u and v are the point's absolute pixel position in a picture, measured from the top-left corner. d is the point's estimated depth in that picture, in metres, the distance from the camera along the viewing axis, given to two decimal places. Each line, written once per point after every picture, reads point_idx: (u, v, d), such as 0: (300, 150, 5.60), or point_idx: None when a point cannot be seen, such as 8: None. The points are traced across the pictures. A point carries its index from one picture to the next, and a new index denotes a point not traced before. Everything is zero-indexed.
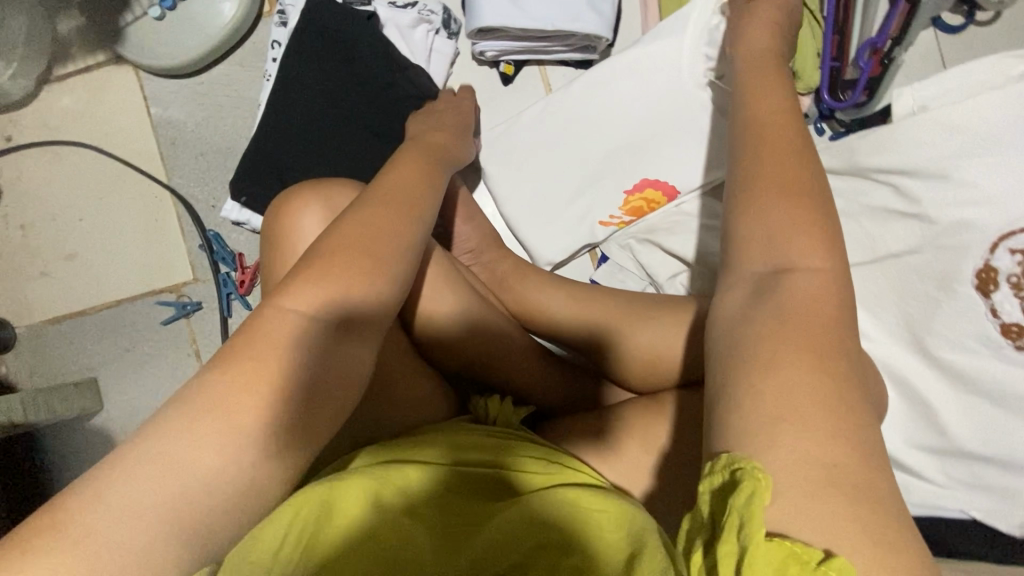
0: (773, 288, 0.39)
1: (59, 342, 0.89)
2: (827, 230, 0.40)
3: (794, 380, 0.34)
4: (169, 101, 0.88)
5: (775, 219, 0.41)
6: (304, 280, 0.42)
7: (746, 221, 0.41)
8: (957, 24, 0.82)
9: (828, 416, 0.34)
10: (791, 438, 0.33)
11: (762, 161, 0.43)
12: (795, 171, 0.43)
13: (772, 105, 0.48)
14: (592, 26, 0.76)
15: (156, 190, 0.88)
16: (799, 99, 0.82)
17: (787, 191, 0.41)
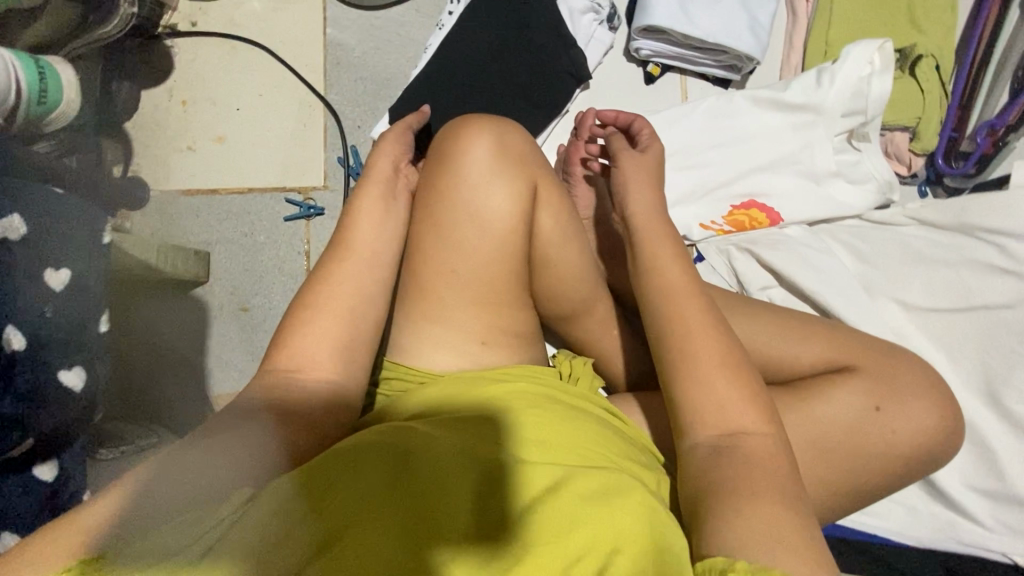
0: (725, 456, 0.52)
1: (187, 213, 0.97)
2: (754, 399, 0.54)
3: (755, 525, 0.46)
4: (345, 26, 0.97)
5: (708, 417, 0.54)
6: (318, 324, 0.58)
7: (693, 421, 0.54)
8: None
9: (783, 530, 0.46)
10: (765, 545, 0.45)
11: (689, 346, 0.56)
12: (711, 352, 0.56)
13: (678, 274, 0.60)
14: (746, 47, 0.84)
15: (311, 100, 0.96)
16: (913, 159, 0.87)
17: (707, 381, 0.55)
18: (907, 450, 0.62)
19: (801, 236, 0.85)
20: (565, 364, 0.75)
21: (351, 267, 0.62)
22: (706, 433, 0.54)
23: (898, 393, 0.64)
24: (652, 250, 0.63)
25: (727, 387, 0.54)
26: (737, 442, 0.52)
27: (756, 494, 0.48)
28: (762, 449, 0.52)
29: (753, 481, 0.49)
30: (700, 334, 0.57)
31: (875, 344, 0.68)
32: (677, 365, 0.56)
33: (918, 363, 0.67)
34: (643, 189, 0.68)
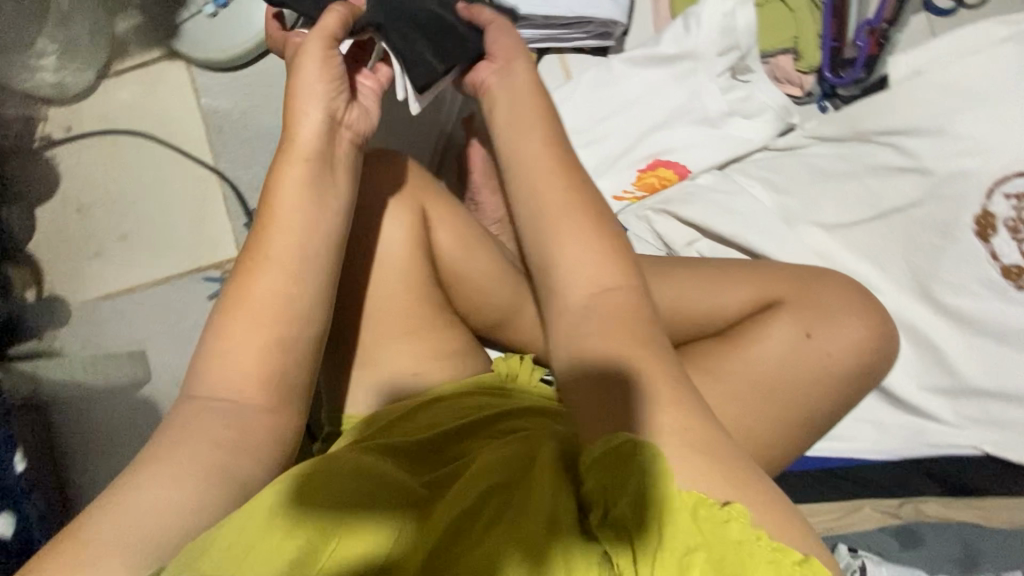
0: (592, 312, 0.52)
1: (111, 316, 0.95)
2: (620, 255, 0.55)
3: (653, 389, 0.46)
4: (217, 93, 0.95)
5: (570, 263, 0.55)
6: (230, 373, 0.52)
7: (566, 275, 0.55)
8: (948, 7, 0.89)
9: (677, 397, 0.46)
10: (666, 420, 0.45)
11: (536, 207, 0.58)
12: (578, 224, 0.56)
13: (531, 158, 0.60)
14: (608, 13, 0.84)
15: (204, 174, 0.95)
16: (803, 79, 0.87)
17: (577, 235, 0.55)
18: (842, 367, 0.63)
19: (715, 182, 0.82)
20: (500, 364, 0.72)
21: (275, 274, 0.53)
22: (581, 292, 0.53)
23: (825, 316, 0.62)
24: (543, 193, 0.58)
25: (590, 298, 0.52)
26: (601, 301, 0.52)
27: (666, 405, 0.46)
28: (620, 303, 0.52)
29: (664, 385, 0.47)
30: (573, 203, 0.57)
31: (796, 271, 0.67)
32: (544, 229, 0.57)
33: (841, 280, 0.66)
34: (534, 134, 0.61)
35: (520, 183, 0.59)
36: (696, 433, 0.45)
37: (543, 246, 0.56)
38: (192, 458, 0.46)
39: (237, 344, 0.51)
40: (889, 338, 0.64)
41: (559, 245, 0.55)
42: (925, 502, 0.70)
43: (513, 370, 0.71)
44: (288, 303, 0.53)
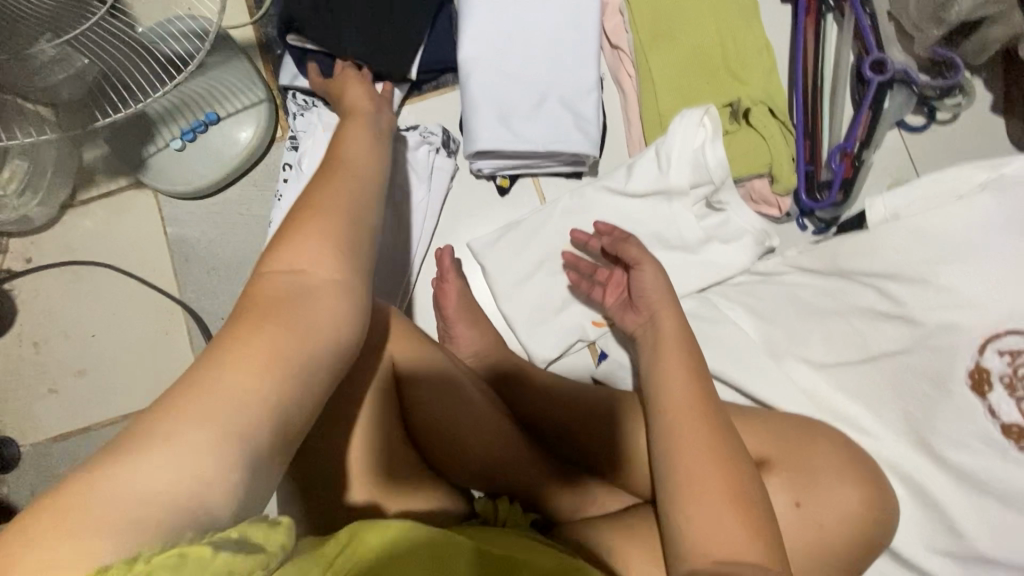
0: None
1: (63, 458, 0.89)
2: (736, 496, 0.56)
3: None
4: (184, 220, 0.92)
5: (719, 525, 0.55)
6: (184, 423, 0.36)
7: (690, 521, 0.55)
8: (919, 124, 0.89)
9: None
10: None
11: (677, 452, 0.58)
12: (719, 468, 0.57)
13: (684, 388, 0.61)
14: (580, 145, 0.81)
15: (168, 304, 0.91)
16: (781, 201, 0.85)
17: (720, 492, 0.56)
18: (837, 539, 0.59)
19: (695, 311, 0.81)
20: (501, 510, 0.66)
21: (254, 347, 0.40)
22: (701, 561, 0.54)
23: (813, 483, 0.60)
24: (683, 418, 0.60)
25: (737, 523, 0.54)
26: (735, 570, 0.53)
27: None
28: None
29: None
30: (706, 433, 0.58)
31: (784, 431, 0.64)
32: (686, 464, 0.57)
33: (826, 441, 0.63)
34: (686, 374, 0.63)
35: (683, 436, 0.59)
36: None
37: (676, 494, 0.57)
38: (173, 472, 0.34)
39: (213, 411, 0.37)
40: (882, 504, 0.62)
41: (716, 476, 0.56)
42: None
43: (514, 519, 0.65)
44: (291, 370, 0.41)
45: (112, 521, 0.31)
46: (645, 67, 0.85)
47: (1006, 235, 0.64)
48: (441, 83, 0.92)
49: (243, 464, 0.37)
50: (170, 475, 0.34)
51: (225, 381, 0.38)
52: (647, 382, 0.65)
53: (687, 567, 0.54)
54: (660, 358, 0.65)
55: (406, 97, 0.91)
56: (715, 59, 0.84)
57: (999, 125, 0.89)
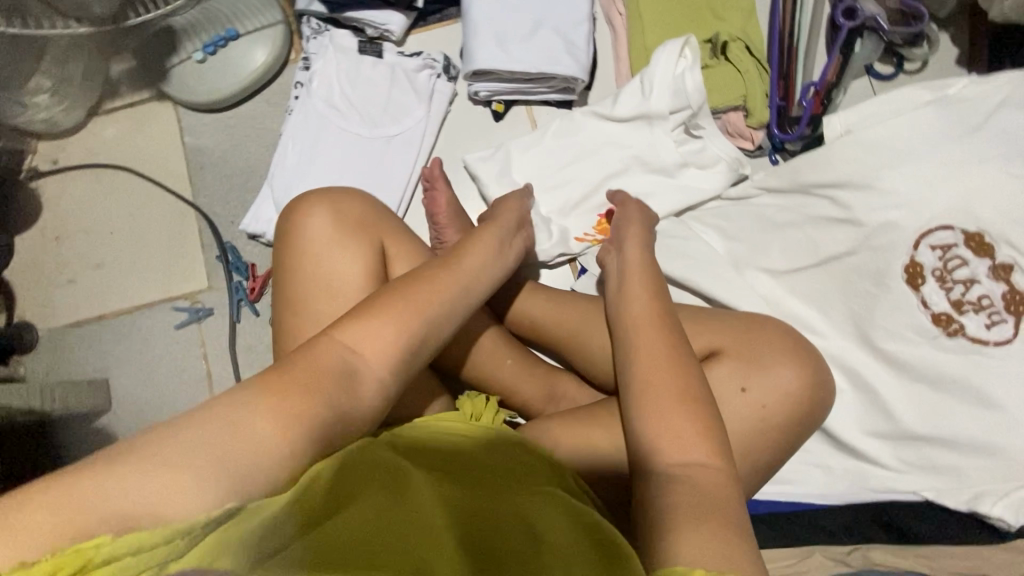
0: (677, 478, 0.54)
1: (77, 344, 0.96)
2: (692, 401, 0.58)
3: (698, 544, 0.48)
4: (201, 131, 1.00)
5: (675, 426, 0.57)
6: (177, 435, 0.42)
7: (652, 425, 0.58)
8: (887, 72, 0.96)
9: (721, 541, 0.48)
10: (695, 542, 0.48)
11: (639, 361, 0.62)
12: (675, 376, 0.60)
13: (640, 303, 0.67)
14: (569, 69, 0.88)
15: (182, 207, 0.98)
16: (753, 133, 0.92)
17: (675, 397, 0.58)
18: (774, 417, 0.65)
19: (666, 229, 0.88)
20: (466, 404, 0.71)
21: (385, 320, 0.53)
22: (665, 461, 0.56)
23: (756, 367, 0.66)
24: (643, 325, 0.65)
25: (688, 421, 0.57)
26: (690, 472, 0.55)
27: (696, 516, 0.50)
28: (707, 482, 0.54)
29: (690, 511, 0.51)
30: (664, 345, 0.62)
31: (737, 319, 0.70)
32: (648, 370, 0.61)
33: (775, 325, 0.69)
34: (649, 311, 0.66)
35: (644, 361, 0.62)
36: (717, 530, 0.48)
37: (638, 397, 0.60)
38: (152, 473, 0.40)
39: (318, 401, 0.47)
40: (823, 383, 0.67)
41: (671, 384, 0.59)
42: (873, 550, 0.67)
43: (476, 410, 0.71)
44: (411, 325, 0.53)
45: (115, 506, 0.38)
46: (635, 4, 0.92)
47: (944, 147, 0.71)
48: (446, 15, 1.00)
49: (226, 477, 0.41)
50: (189, 466, 0.41)
51: (361, 328, 0.51)
52: (611, 303, 0.70)
53: (654, 473, 0.56)
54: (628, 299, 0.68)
55: (411, 28, 1.00)
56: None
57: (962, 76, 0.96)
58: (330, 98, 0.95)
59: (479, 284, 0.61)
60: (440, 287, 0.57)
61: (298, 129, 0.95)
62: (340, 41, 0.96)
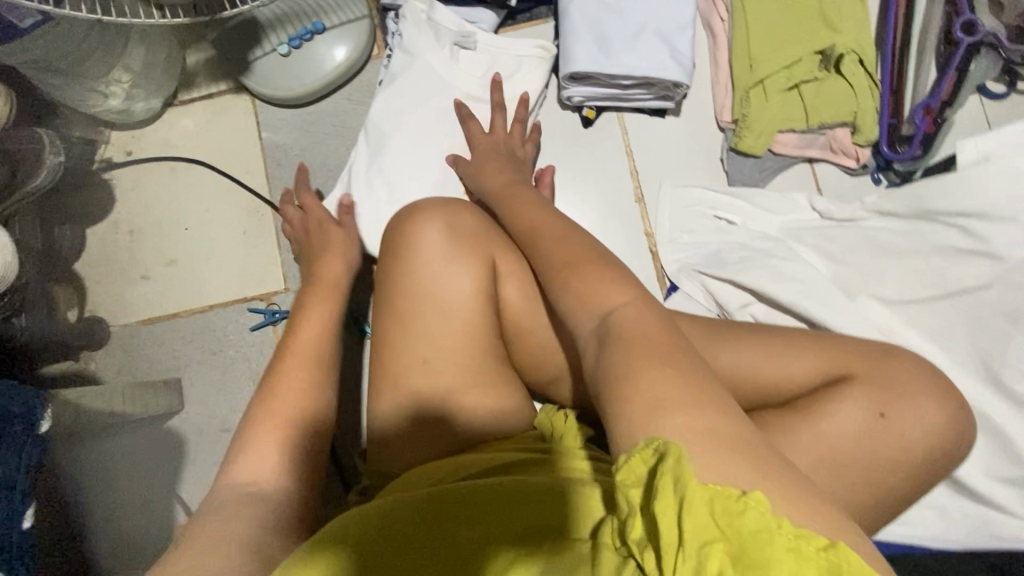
0: (607, 335, 0.48)
1: (150, 341, 0.94)
2: (619, 275, 0.53)
3: (662, 397, 0.42)
4: (278, 127, 0.96)
5: (580, 284, 0.53)
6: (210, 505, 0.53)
7: (572, 293, 0.53)
8: (1001, 91, 0.91)
9: (686, 399, 0.42)
10: (670, 423, 0.41)
11: (552, 252, 0.58)
12: (585, 252, 0.57)
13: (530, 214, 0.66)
14: (675, 75, 0.85)
15: (258, 204, 0.95)
16: (859, 151, 0.88)
17: (579, 262, 0.55)
18: (915, 449, 0.61)
19: (767, 249, 0.85)
20: (543, 417, 0.68)
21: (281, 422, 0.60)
22: (585, 320, 0.51)
23: (900, 396, 0.62)
24: (543, 223, 0.63)
25: (606, 281, 0.52)
26: (610, 321, 0.49)
27: (647, 367, 0.44)
28: (644, 332, 0.47)
29: (643, 357, 0.45)
30: (569, 233, 0.61)
31: (866, 350, 0.66)
32: (565, 261, 0.56)
33: (911, 357, 0.65)
34: (595, 273, 0.53)
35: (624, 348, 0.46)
36: (691, 404, 0.42)
37: (550, 271, 0.56)
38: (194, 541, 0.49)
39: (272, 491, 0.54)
40: (964, 422, 0.63)
41: (569, 258, 0.56)
42: None
43: (556, 428, 0.65)
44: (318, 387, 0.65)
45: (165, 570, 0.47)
46: (740, 10, 0.88)
47: None
48: (535, 15, 0.96)
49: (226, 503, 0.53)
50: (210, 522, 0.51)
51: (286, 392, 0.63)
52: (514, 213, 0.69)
53: (585, 348, 0.50)
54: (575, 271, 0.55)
55: (500, 27, 0.95)
56: (810, 7, 0.87)
57: None
58: (404, 94, 0.88)
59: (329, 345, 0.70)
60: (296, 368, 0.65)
61: (372, 126, 0.88)
62: (437, 18, 0.87)
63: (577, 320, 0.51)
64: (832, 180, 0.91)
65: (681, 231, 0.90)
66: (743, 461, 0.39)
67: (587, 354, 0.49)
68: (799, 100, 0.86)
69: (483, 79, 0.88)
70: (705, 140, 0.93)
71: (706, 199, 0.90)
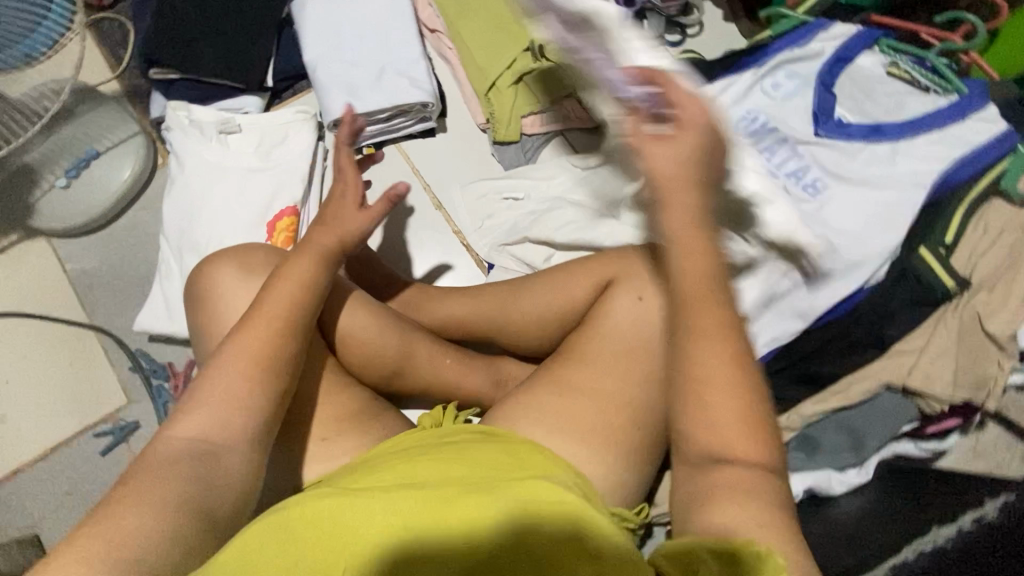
0: (567, 399, 0.70)
1: None
2: (610, 360, 0.72)
3: (581, 425, 0.68)
4: (80, 255, 0.98)
5: (578, 362, 0.73)
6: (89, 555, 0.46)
7: (560, 375, 0.72)
8: (677, 39, 1.16)
9: (599, 432, 0.68)
10: (561, 431, 0.68)
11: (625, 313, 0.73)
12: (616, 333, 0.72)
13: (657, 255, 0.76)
14: (420, 96, 1.00)
15: (80, 332, 0.95)
16: (590, 112, 1.07)
17: (574, 348, 0.74)
18: None
19: (549, 207, 0.98)
20: (424, 418, 0.79)
21: (212, 407, 0.58)
22: (561, 387, 0.71)
23: (649, 278, 0.74)
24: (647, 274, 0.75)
25: (608, 364, 0.71)
26: (579, 389, 0.71)
27: (575, 407, 0.70)
28: (610, 392, 0.70)
29: (600, 403, 0.70)
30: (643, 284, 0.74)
31: (620, 252, 0.78)
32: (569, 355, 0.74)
33: (654, 246, 0.78)
34: (569, 360, 0.73)
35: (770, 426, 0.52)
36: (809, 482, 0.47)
37: (547, 373, 0.73)
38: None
39: (166, 474, 0.53)
40: None
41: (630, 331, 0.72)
42: (802, 407, 0.80)
43: (436, 419, 0.79)
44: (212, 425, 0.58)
45: None
46: (459, 37, 1.07)
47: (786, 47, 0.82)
48: (298, 88, 1.08)
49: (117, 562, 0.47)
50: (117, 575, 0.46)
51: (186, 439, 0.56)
52: (570, 295, 0.80)
53: (551, 398, 0.71)
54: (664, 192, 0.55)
55: (269, 106, 1.07)
56: (509, 19, 1.07)
57: (733, 27, 1.17)
58: (191, 186, 0.95)
59: (294, 314, 0.64)
60: (255, 347, 0.61)
61: (170, 223, 0.95)
62: (197, 117, 0.97)
63: (553, 396, 0.71)
64: (583, 141, 1.08)
65: (483, 219, 1.02)
66: (607, 450, 0.68)
67: (554, 400, 0.70)
68: (528, 89, 1.05)
69: (257, 151, 0.97)
70: (474, 141, 1.08)
71: (488, 187, 1.02)
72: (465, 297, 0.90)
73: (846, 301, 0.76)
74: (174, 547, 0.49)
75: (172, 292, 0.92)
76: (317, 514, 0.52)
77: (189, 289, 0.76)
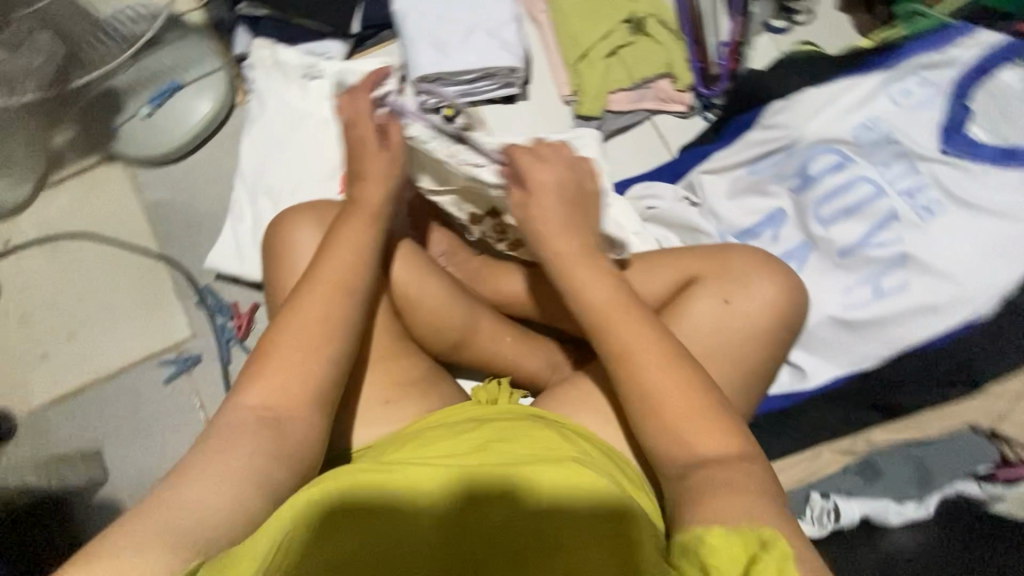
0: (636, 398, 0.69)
1: (63, 420, 0.92)
2: None
3: None
4: (156, 185, 0.99)
5: None
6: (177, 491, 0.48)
7: None
8: (784, 25, 1.08)
9: None
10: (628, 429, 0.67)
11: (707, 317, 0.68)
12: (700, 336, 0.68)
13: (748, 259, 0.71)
14: (508, 61, 0.96)
15: (151, 261, 0.97)
16: (682, 96, 1.01)
17: None
18: (763, 323, 0.68)
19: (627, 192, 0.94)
20: (481, 392, 0.78)
21: (283, 366, 0.57)
22: None
23: (740, 282, 0.69)
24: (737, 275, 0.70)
25: None
26: None
27: None
28: None
29: None
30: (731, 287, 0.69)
31: (706, 250, 0.74)
32: None
33: (744, 249, 0.72)
34: None
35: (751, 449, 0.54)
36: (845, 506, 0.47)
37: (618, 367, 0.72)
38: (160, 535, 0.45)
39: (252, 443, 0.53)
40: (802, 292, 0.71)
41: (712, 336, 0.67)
42: (873, 431, 0.76)
43: (492, 395, 0.78)
44: (282, 376, 0.57)
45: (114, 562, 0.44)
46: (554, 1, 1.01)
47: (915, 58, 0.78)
48: (382, 38, 1.05)
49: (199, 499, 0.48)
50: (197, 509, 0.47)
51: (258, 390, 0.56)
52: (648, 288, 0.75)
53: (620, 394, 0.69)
54: (564, 269, 0.63)
55: (351, 54, 1.04)
56: None
57: (846, 18, 1.08)
58: (270, 129, 0.94)
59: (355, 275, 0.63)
60: (317, 312, 0.60)
61: (246, 164, 0.94)
62: (281, 59, 0.96)
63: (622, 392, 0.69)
64: (669, 125, 1.03)
65: None
66: None
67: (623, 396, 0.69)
68: (620, 64, 0.99)
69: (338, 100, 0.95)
70: (555, 112, 1.04)
71: None
72: (533, 276, 0.88)
73: (947, 335, 0.72)
74: (238, 510, 0.49)
75: (244, 234, 0.92)
76: (334, 526, 0.47)
77: (267, 237, 0.76)
